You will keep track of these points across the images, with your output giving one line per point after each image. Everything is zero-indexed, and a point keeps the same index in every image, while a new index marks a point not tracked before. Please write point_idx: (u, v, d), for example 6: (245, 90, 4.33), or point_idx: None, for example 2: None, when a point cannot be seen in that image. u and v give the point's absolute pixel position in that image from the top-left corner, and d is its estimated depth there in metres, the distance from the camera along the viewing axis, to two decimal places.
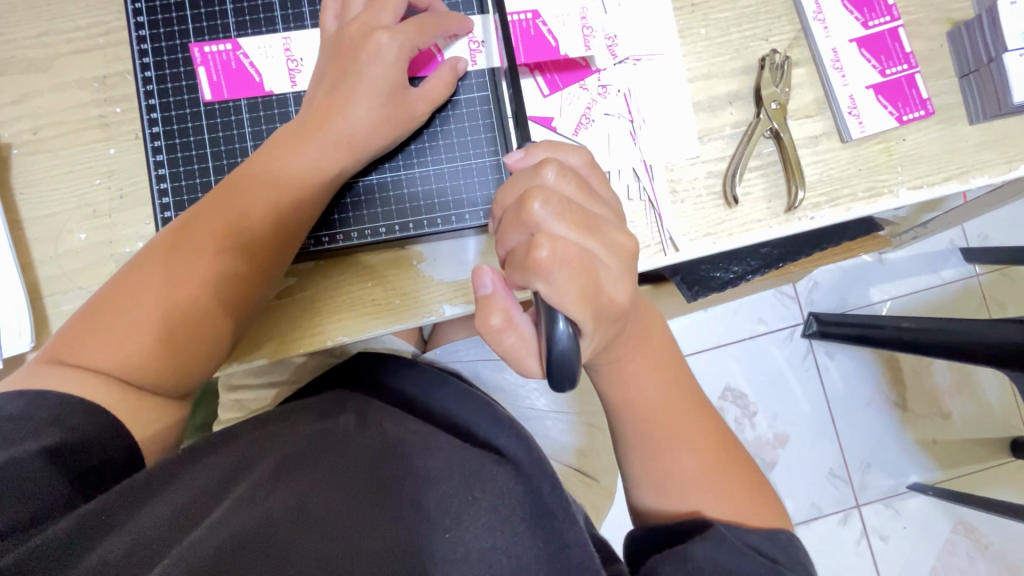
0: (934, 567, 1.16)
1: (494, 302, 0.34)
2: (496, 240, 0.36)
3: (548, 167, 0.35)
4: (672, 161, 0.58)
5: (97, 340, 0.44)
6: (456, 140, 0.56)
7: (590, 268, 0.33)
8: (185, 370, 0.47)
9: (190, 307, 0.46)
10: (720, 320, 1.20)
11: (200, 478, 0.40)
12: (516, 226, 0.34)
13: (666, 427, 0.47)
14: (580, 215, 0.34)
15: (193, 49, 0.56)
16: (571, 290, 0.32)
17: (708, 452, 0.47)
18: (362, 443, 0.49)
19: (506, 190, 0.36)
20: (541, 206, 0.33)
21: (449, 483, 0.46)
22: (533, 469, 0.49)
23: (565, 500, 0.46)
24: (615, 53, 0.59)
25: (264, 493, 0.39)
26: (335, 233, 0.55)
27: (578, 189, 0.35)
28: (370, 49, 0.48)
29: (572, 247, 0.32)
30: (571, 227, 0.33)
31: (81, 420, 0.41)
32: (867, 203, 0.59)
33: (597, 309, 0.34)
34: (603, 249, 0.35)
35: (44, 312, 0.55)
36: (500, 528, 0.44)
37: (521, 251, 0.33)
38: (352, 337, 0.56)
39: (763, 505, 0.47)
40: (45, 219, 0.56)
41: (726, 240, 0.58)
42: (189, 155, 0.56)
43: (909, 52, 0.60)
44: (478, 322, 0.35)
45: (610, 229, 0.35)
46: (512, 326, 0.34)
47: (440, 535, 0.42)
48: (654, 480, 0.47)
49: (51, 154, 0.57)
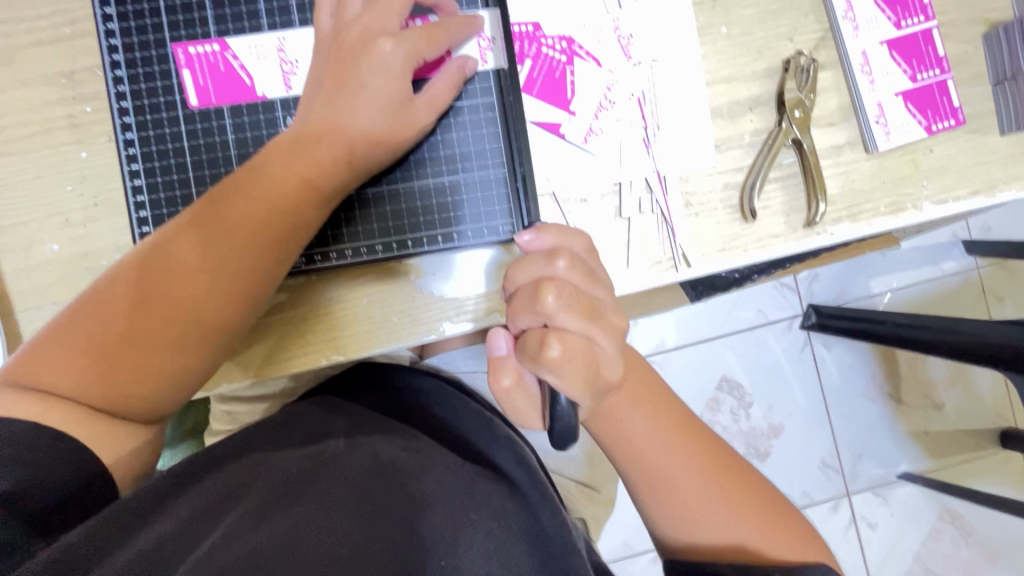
0: (919, 553, 1.18)
1: (505, 364, 0.40)
2: (507, 316, 0.40)
3: (561, 257, 0.39)
4: (687, 172, 0.55)
5: (68, 360, 0.42)
6: (459, 150, 0.53)
7: (591, 356, 0.38)
8: (158, 397, 0.44)
9: (167, 331, 0.43)
10: (722, 316, 1.18)
11: (179, 515, 0.38)
12: (529, 311, 0.38)
13: (671, 466, 0.47)
14: (586, 305, 0.38)
15: (177, 48, 0.52)
16: (574, 377, 0.37)
17: (725, 485, 0.48)
18: (352, 461, 0.45)
19: (517, 271, 0.40)
20: (554, 299, 0.37)
21: (443, 506, 0.43)
22: (532, 493, 0.51)
23: (562, 526, 0.49)
24: (629, 53, 0.55)
25: (250, 526, 0.36)
26: (328, 251, 0.52)
27: (584, 278, 0.39)
28: (371, 56, 0.44)
29: (577, 340, 0.37)
30: (577, 316, 0.38)
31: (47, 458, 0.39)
32: (889, 218, 0.56)
33: (594, 388, 0.39)
34: (604, 334, 0.39)
35: (17, 328, 0.52)
36: (495, 551, 0.43)
37: (533, 342, 0.37)
38: (347, 359, 0.53)
39: (787, 532, 0.47)
40: (14, 228, 0.52)
41: (741, 257, 0.55)
42: (168, 165, 0.51)
43: (942, 56, 0.56)
44: (491, 381, 0.41)
45: (609, 315, 0.40)
46: (520, 385, 0.41)
47: (436, 562, 0.39)
48: (677, 520, 0.48)
49: (16, 157, 0.52)
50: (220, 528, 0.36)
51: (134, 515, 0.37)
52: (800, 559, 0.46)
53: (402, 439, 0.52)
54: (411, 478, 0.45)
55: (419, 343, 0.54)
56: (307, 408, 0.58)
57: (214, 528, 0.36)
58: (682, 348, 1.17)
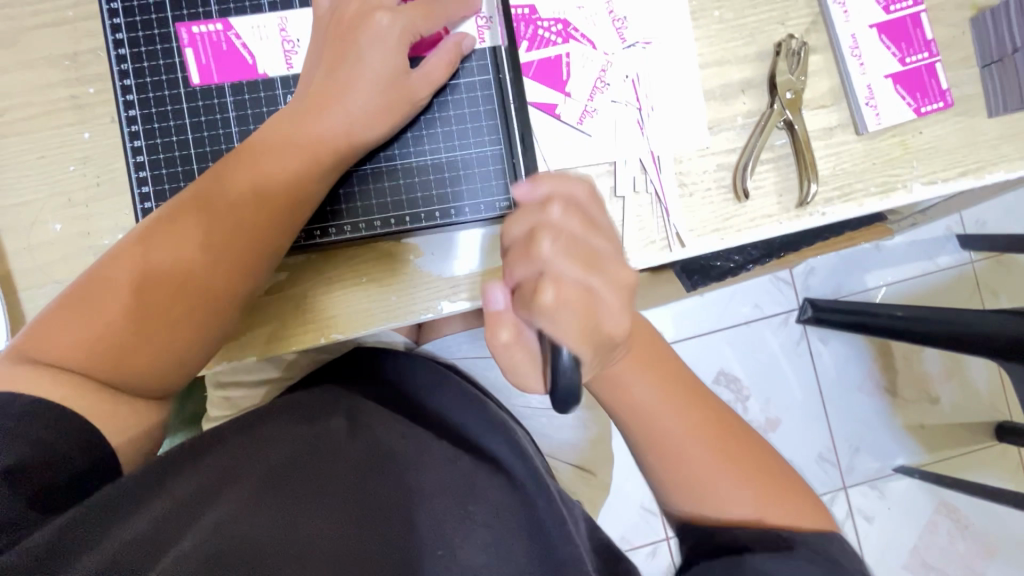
0: (916, 546, 1.18)
1: (503, 317, 0.38)
2: (504, 271, 0.38)
3: (556, 205, 0.37)
4: (681, 153, 0.56)
5: (75, 335, 0.42)
6: (456, 128, 0.54)
7: (590, 308, 0.35)
8: (161, 371, 0.45)
9: (170, 305, 0.44)
10: (718, 307, 1.19)
11: (179, 488, 0.38)
12: (524, 260, 0.36)
13: (679, 435, 0.48)
14: (584, 254, 0.36)
15: (181, 27, 0.53)
16: (571, 327, 0.35)
17: (731, 455, 0.48)
18: (350, 454, 0.45)
19: (512, 222, 0.38)
20: (548, 244, 0.35)
21: (443, 499, 0.43)
22: (531, 485, 0.49)
23: (559, 515, 0.47)
24: (624, 36, 0.56)
25: (244, 509, 0.36)
26: (327, 227, 0.53)
27: (582, 225, 0.37)
28: (370, 29, 0.46)
29: (573, 289, 0.35)
30: (574, 264, 0.36)
31: (53, 436, 0.38)
32: (880, 198, 0.57)
33: (595, 344, 0.36)
34: (604, 286, 0.37)
35: (20, 306, 0.53)
36: (493, 544, 0.42)
37: (529, 290, 0.35)
38: (346, 336, 0.54)
39: (793, 502, 0.48)
40: (18, 207, 0.53)
41: (734, 237, 0.56)
42: (169, 141, 0.52)
43: (930, 39, 0.58)
44: (489, 339, 0.39)
45: (610, 264, 0.37)
46: (520, 342, 0.38)
47: (433, 553, 0.40)
48: (684, 488, 0.48)
49: (19, 138, 0.53)
50: (217, 509, 0.36)
51: (132, 491, 0.37)
52: (807, 530, 0.46)
53: (404, 426, 0.52)
54: (409, 470, 0.45)
55: (416, 322, 0.55)
56: (303, 393, 0.58)
57: (210, 508, 0.36)
58: (678, 339, 1.18)
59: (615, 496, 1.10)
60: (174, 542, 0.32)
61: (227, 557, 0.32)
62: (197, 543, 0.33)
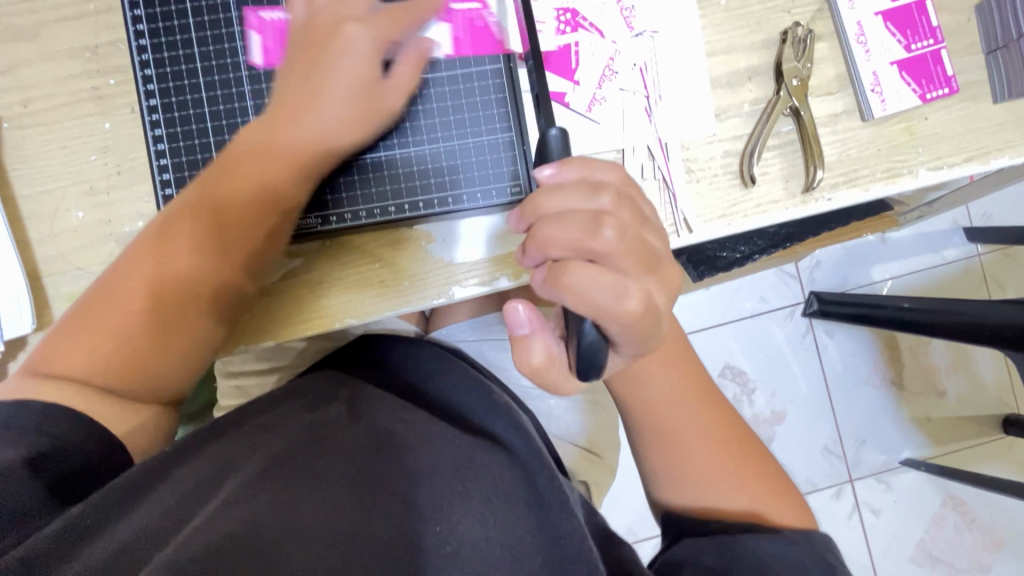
0: (922, 539, 1.19)
1: (530, 340, 0.41)
2: (539, 252, 0.38)
3: (607, 193, 0.38)
4: (688, 139, 0.57)
5: (89, 354, 0.46)
6: (469, 115, 0.55)
7: (648, 305, 0.37)
8: (170, 375, 0.49)
9: (176, 313, 0.47)
10: (725, 300, 1.19)
11: (180, 482, 0.38)
12: (579, 249, 0.37)
13: (682, 426, 0.49)
14: (642, 253, 0.37)
15: (248, 12, 0.54)
16: (629, 325, 0.37)
17: (732, 453, 0.50)
18: (352, 435, 0.45)
19: (554, 202, 0.38)
20: (611, 234, 0.36)
21: (442, 476, 0.41)
22: (532, 463, 0.48)
23: (560, 492, 0.45)
24: (631, 24, 0.57)
25: (249, 492, 0.36)
26: (342, 212, 0.54)
27: (632, 216, 0.38)
28: (342, 41, 0.46)
29: (636, 284, 0.37)
30: (636, 261, 0.37)
31: (64, 429, 0.41)
32: (886, 183, 0.57)
33: (642, 339, 0.39)
34: (657, 285, 0.38)
35: (44, 292, 0.54)
36: (491, 519, 0.40)
37: (587, 280, 0.36)
38: (360, 319, 0.55)
39: (785, 500, 0.49)
40: (41, 196, 0.54)
41: (741, 223, 0.57)
42: (189, 130, 0.54)
43: (935, 26, 0.58)
44: (521, 360, 0.42)
45: (664, 266, 0.39)
46: (552, 360, 0.41)
47: (432, 528, 0.37)
48: (682, 481, 0.49)
49: (42, 129, 0.55)
50: (223, 493, 0.37)
51: (139, 483, 0.38)
52: (801, 527, 0.47)
53: (405, 412, 0.51)
54: (409, 452, 0.43)
55: (429, 308, 0.57)
56: (312, 380, 0.59)
57: (211, 498, 0.36)
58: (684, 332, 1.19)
59: (622, 486, 1.11)
60: (177, 528, 0.33)
61: (234, 537, 0.32)
62: (201, 527, 0.33)
